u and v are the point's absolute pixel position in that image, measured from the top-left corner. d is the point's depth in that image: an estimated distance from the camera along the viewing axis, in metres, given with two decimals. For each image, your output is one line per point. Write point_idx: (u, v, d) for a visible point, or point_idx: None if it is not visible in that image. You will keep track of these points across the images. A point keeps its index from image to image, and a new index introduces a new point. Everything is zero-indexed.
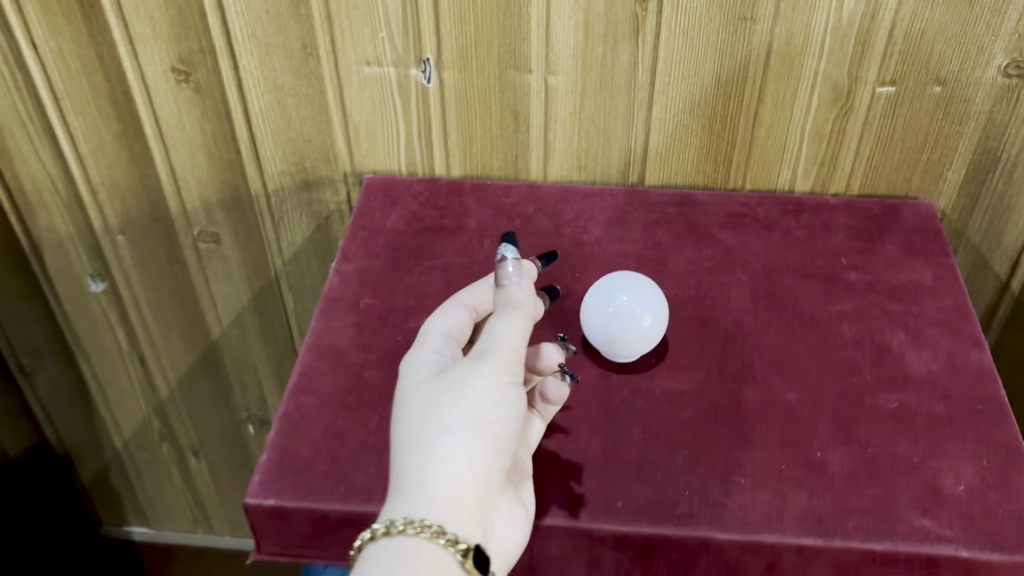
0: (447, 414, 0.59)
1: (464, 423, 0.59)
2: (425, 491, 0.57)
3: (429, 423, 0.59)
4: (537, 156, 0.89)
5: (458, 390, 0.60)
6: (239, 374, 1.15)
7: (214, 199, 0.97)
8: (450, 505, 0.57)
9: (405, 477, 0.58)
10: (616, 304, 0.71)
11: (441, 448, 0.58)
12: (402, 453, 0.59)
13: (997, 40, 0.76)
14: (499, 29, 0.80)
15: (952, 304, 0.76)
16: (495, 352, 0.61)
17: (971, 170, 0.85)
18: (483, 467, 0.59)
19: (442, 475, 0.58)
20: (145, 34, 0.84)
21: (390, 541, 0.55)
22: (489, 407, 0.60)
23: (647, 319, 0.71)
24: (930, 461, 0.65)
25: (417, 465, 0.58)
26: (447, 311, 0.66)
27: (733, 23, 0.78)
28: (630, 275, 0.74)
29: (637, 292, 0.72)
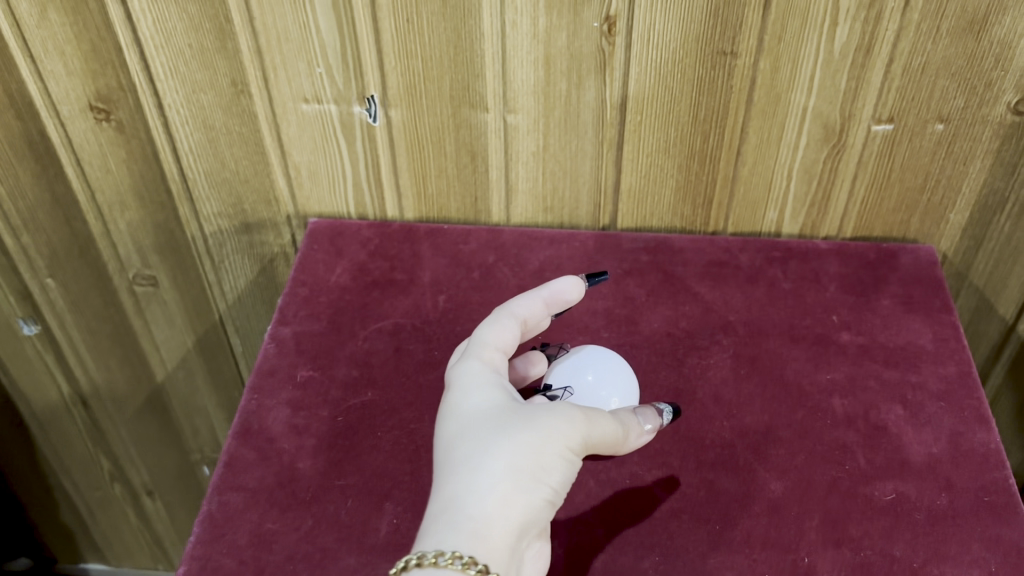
0: (520, 450, 0.50)
1: (531, 469, 0.50)
2: (484, 528, 0.48)
3: (500, 456, 0.50)
4: (498, 199, 0.81)
5: (536, 431, 0.51)
6: (188, 415, 1.09)
7: (148, 243, 0.88)
8: (498, 546, 0.48)
9: (460, 504, 0.49)
10: (581, 383, 0.63)
11: (509, 485, 0.49)
12: (459, 478, 0.50)
13: (1007, 75, 0.68)
14: (449, 65, 0.71)
15: (954, 371, 0.69)
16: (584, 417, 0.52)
17: (975, 211, 0.77)
18: (538, 519, 0.50)
19: (496, 512, 0.49)
20: (57, 71, 0.74)
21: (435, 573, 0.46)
22: (564, 465, 0.51)
23: (615, 402, 0.62)
24: (931, 567, 0.58)
25: (472, 492, 0.49)
26: (498, 322, 0.58)
27: (711, 58, 0.69)
28: (591, 351, 0.66)
29: (602, 371, 0.64)
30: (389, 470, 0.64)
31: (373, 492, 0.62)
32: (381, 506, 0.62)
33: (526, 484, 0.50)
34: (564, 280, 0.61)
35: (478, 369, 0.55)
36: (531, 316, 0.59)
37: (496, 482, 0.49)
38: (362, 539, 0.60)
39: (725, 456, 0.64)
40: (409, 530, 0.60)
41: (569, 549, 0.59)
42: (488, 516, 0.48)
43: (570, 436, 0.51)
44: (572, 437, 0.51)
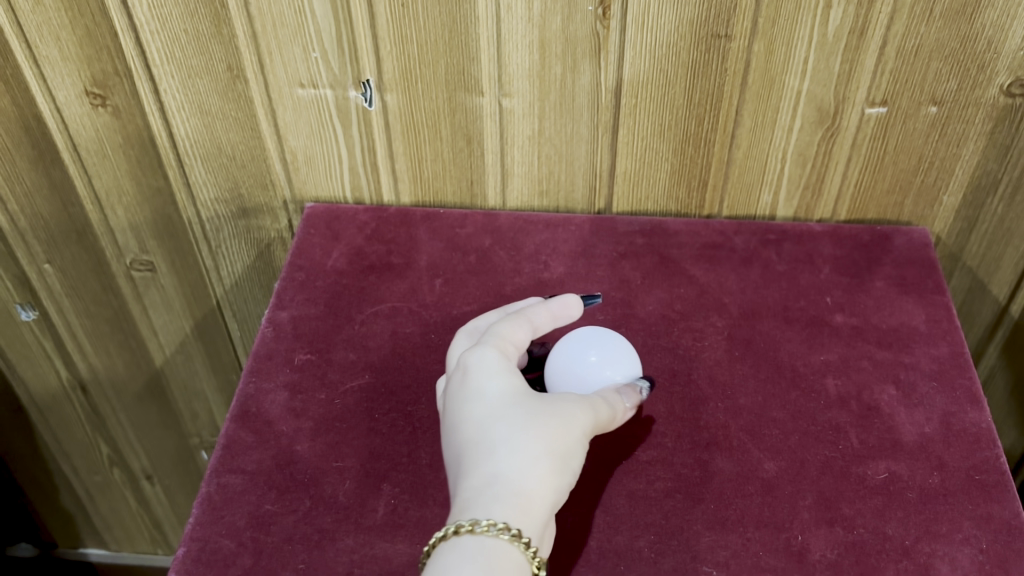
0: (551, 435, 0.52)
1: (561, 453, 0.52)
2: (525, 504, 0.50)
3: (533, 438, 0.52)
4: (494, 182, 0.81)
5: (561, 419, 0.53)
6: (187, 400, 1.09)
7: (145, 228, 0.89)
8: (537, 521, 0.50)
9: (501, 480, 0.50)
10: (583, 365, 0.62)
11: (543, 465, 0.51)
12: (496, 456, 0.51)
13: (1000, 57, 0.68)
14: (444, 49, 0.71)
15: (946, 352, 0.70)
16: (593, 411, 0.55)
17: (969, 193, 0.78)
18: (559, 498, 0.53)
19: (535, 491, 0.50)
20: (52, 56, 0.74)
21: (486, 540, 0.48)
22: (580, 450, 0.54)
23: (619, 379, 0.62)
24: (923, 545, 0.58)
25: (513, 470, 0.50)
26: (514, 322, 0.59)
27: (706, 41, 0.69)
28: (595, 331, 0.65)
29: (606, 352, 0.63)
30: (386, 452, 0.64)
31: (371, 473, 0.63)
32: (379, 487, 0.62)
33: (557, 466, 0.52)
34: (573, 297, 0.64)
35: (495, 357, 0.56)
36: (543, 324, 0.61)
37: (534, 462, 0.51)
38: (359, 520, 0.60)
39: (720, 436, 0.65)
40: (407, 510, 0.61)
41: (565, 528, 0.60)
42: (528, 492, 0.50)
43: (584, 425, 0.54)
44: (585, 425, 0.54)
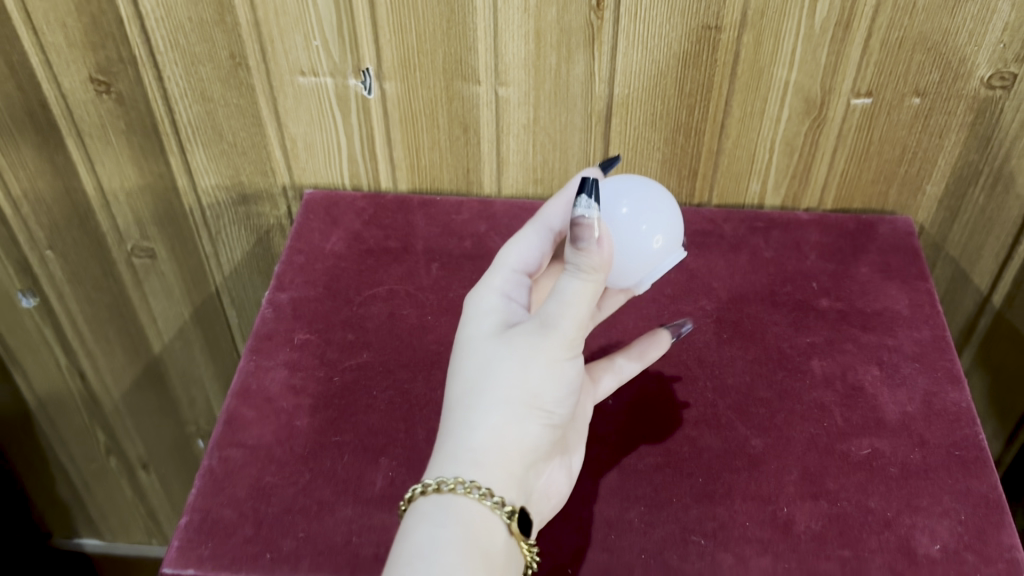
0: (502, 382, 0.53)
1: (516, 399, 0.53)
2: (484, 460, 0.52)
3: (491, 387, 0.53)
4: (490, 170, 0.83)
5: (515, 359, 0.53)
6: (185, 387, 1.10)
7: (147, 215, 0.90)
8: (496, 470, 0.53)
9: (458, 435, 0.53)
10: (614, 217, 0.55)
11: (496, 416, 0.53)
12: (462, 411, 0.54)
13: (981, 50, 0.70)
14: (442, 37, 0.73)
15: (929, 336, 0.72)
16: (559, 327, 0.52)
17: (951, 183, 0.80)
18: (535, 441, 0.54)
19: (489, 444, 0.53)
20: (58, 43, 0.76)
21: (441, 498, 0.51)
22: (551, 383, 0.54)
23: (658, 241, 0.55)
24: (903, 517, 0.60)
25: (465, 427, 0.53)
26: (520, 239, 0.61)
27: (696, 32, 0.71)
28: (611, 178, 0.57)
29: (637, 197, 0.55)
30: (383, 428, 0.66)
31: (369, 448, 0.65)
32: (377, 460, 0.64)
33: (511, 413, 0.53)
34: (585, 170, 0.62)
35: (487, 293, 0.58)
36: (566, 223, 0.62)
37: (485, 416, 0.53)
38: (357, 492, 0.62)
39: (708, 414, 0.67)
40: (405, 482, 0.63)
41: None
42: (479, 446, 0.53)
43: (548, 352, 0.53)
44: (551, 351, 0.53)
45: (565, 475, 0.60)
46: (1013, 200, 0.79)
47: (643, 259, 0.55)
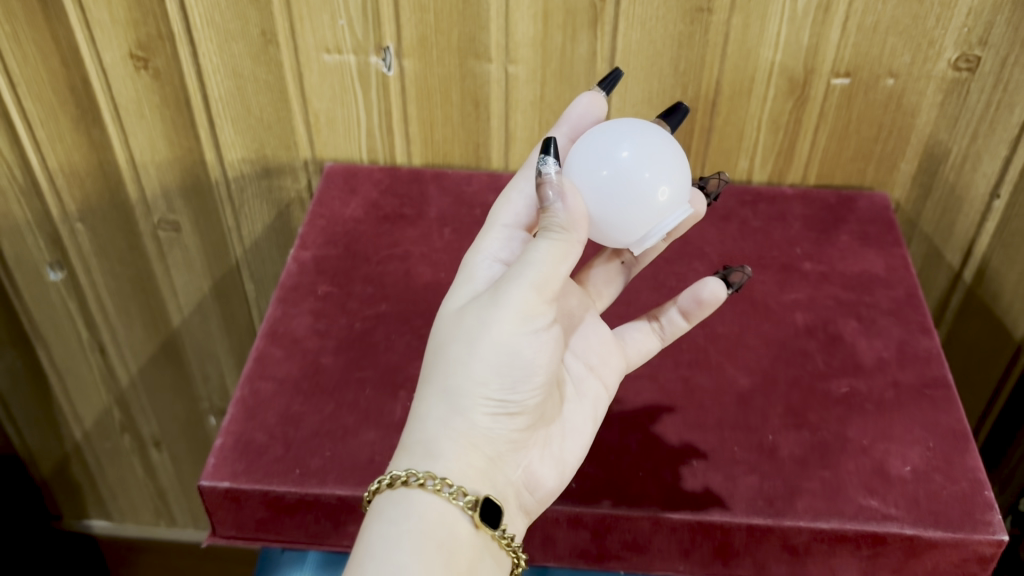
0: (453, 373, 0.59)
1: (466, 388, 0.58)
2: (436, 449, 0.58)
3: (445, 372, 0.59)
4: (498, 145, 0.90)
5: (463, 348, 0.58)
6: (201, 363, 1.15)
7: (174, 187, 0.96)
8: (449, 461, 0.58)
9: (418, 427, 0.59)
10: (615, 162, 0.59)
11: (445, 407, 0.59)
12: (425, 399, 0.60)
13: (947, 33, 0.78)
14: (458, 17, 0.80)
15: (902, 294, 0.78)
16: (503, 311, 0.57)
17: (923, 160, 0.87)
18: (490, 427, 0.59)
19: (442, 436, 0.58)
20: (103, 20, 0.83)
21: (395, 493, 0.57)
22: (502, 367, 0.58)
23: (662, 193, 0.59)
24: (878, 445, 0.66)
25: (423, 420, 0.59)
26: (508, 197, 0.65)
27: (690, 14, 0.78)
28: (614, 123, 0.61)
29: (639, 143, 0.59)
30: (402, 366, 0.71)
31: (389, 383, 0.70)
32: (396, 393, 0.69)
33: (459, 402, 0.58)
34: (585, 95, 0.65)
35: (469, 264, 0.64)
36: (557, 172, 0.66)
37: (437, 409, 0.59)
38: (378, 419, 0.68)
39: (699, 357, 0.73)
40: None
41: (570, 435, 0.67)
42: (432, 438, 0.58)
43: (493, 333, 0.57)
44: (496, 331, 0.57)
45: (556, 468, 0.62)
46: (980, 176, 0.86)
47: (644, 211, 0.59)
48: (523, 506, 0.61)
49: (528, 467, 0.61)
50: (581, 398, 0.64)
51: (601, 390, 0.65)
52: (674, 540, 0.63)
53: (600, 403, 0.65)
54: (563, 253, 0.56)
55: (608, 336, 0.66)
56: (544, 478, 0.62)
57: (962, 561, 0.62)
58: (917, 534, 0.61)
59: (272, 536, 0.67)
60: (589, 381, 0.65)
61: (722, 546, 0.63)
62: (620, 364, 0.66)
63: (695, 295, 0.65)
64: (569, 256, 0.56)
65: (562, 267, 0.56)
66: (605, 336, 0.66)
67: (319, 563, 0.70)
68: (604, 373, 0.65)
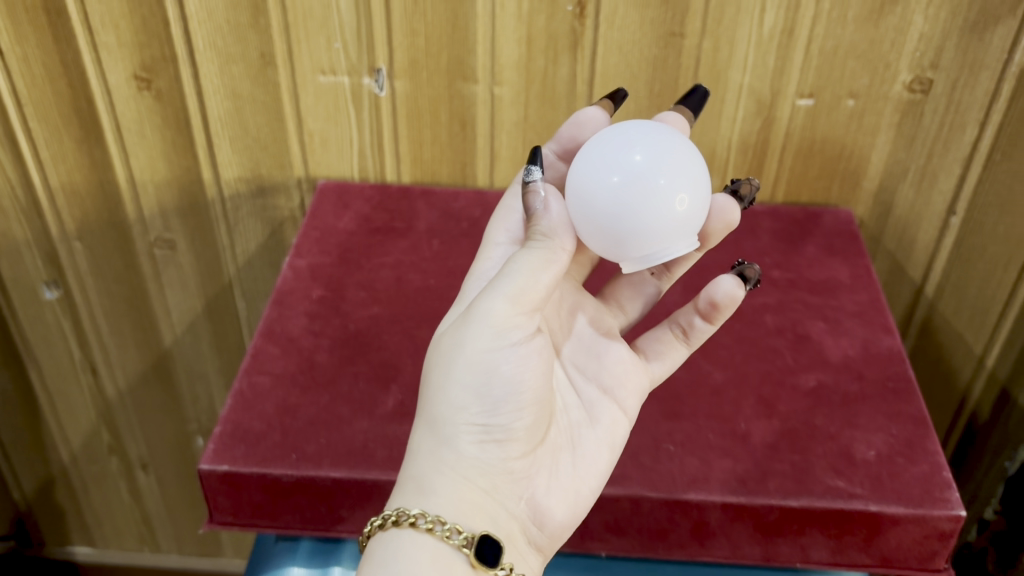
0: (436, 403, 0.61)
1: (448, 415, 0.60)
2: (428, 484, 0.59)
3: (428, 402, 0.61)
4: (483, 164, 0.95)
5: (443, 377, 0.60)
6: (190, 383, 1.18)
7: (171, 206, 1.00)
8: (442, 496, 0.59)
9: (409, 462, 0.61)
10: (627, 167, 0.58)
11: (433, 440, 0.61)
12: (416, 434, 0.62)
13: (902, 57, 0.84)
14: (447, 40, 0.86)
15: (866, 298, 0.83)
16: (478, 330, 0.59)
17: (884, 178, 0.92)
18: (478, 455, 0.61)
19: (434, 472, 0.60)
20: (110, 42, 0.87)
21: (387, 535, 0.58)
22: (483, 390, 0.60)
23: (680, 200, 0.59)
24: (844, 431, 0.70)
25: (415, 454, 0.61)
26: (503, 214, 0.69)
27: (663, 39, 0.84)
28: (625, 129, 0.61)
29: (653, 147, 0.59)
30: (393, 362, 0.75)
31: (382, 377, 0.74)
32: (388, 386, 0.73)
33: (444, 431, 0.60)
34: (590, 112, 0.69)
35: (465, 293, 0.67)
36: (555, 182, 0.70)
37: (427, 445, 0.61)
38: (371, 410, 0.71)
39: None
40: (413, 402, 0.71)
41: None
42: (423, 474, 0.60)
43: (469, 354, 0.60)
44: (473, 352, 0.60)
45: (561, 499, 0.64)
46: (938, 193, 0.92)
47: (662, 219, 0.59)
48: (533, 542, 0.63)
49: (531, 499, 0.63)
50: (594, 424, 0.67)
51: (619, 414, 0.67)
52: (653, 520, 0.67)
53: (616, 429, 0.67)
54: (544, 259, 0.57)
55: (627, 358, 0.69)
56: (548, 511, 0.63)
57: (924, 537, 0.66)
58: (881, 510, 0.64)
59: (267, 523, 0.70)
60: (601, 405, 0.67)
61: (698, 526, 0.67)
62: (642, 384, 0.69)
63: (711, 296, 0.66)
64: (552, 264, 0.58)
65: (543, 276, 0.58)
66: (624, 356, 0.68)
67: (312, 549, 0.72)
68: (620, 395, 0.68)
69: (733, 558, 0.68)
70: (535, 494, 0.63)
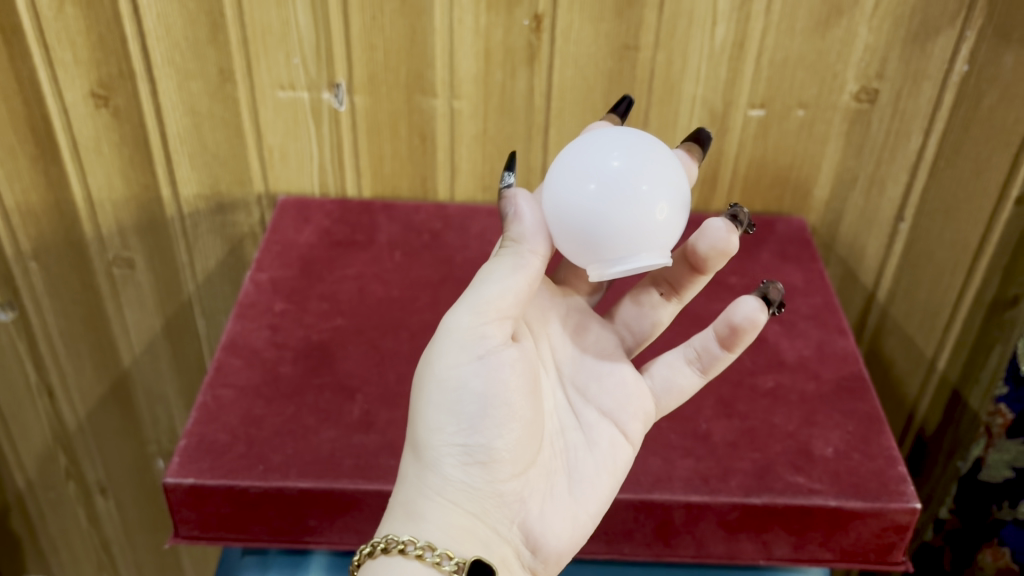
0: (417, 428, 0.60)
1: (427, 436, 0.60)
2: (416, 511, 0.59)
3: (412, 428, 0.61)
4: (444, 177, 0.96)
5: (421, 402, 0.60)
6: (149, 404, 1.17)
7: (130, 224, 0.99)
8: (429, 523, 0.59)
9: (400, 488, 0.61)
10: (604, 171, 0.56)
11: (418, 464, 0.60)
12: (405, 460, 0.62)
13: (849, 68, 0.87)
14: (406, 55, 0.87)
15: (820, 301, 0.85)
16: (452, 352, 0.59)
17: (835, 186, 0.95)
18: (463, 478, 0.60)
19: (421, 498, 0.60)
20: (66, 60, 0.87)
21: (376, 561, 0.58)
22: (457, 411, 0.59)
23: (661, 208, 0.56)
24: (802, 429, 0.72)
25: (405, 481, 0.61)
26: None
27: (618, 52, 0.86)
28: (601, 132, 0.59)
29: (630, 151, 0.57)
30: (356, 372, 0.75)
31: (346, 388, 0.74)
32: (353, 397, 0.73)
33: (427, 454, 0.60)
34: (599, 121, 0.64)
35: None
36: None
37: (414, 471, 0.61)
38: (337, 419, 0.71)
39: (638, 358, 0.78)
40: (378, 411, 0.72)
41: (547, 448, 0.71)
42: (411, 500, 0.60)
43: (440, 376, 0.59)
44: (444, 372, 0.59)
45: (552, 521, 0.63)
46: (887, 201, 0.95)
47: (643, 228, 0.56)
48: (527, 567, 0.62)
49: (523, 522, 0.62)
50: (591, 447, 0.65)
51: (619, 437, 0.65)
52: (619, 521, 0.68)
53: (616, 452, 0.65)
54: (510, 263, 0.57)
55: (631, 380, 0.66)
56: (542, 534, 0.63)
57: (882, 530, 0.67)
58: (840, 505, 0.66)
59: (234, 536, 0.69)
60: (599, 427, 0.65)
61: (663, 525, 0.68)
62: (648, 409, 0.66)
63: (734, 322, 0.62)
64: (522, 270, 0.57)
65: (511, 286, 0.57)
66: (626, 378, 0.66)
67: (279, 562, 0.72)
68: (621, 416, 0.65)
69: (698, 557, 0.69)
70: (529, 518, 0.63)
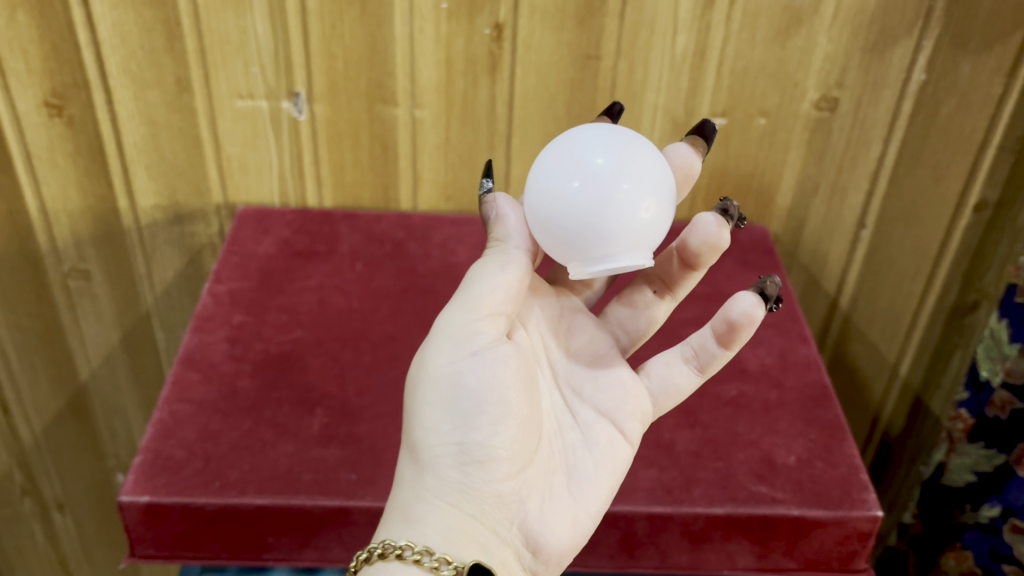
0: (413, 429, 0.59)
1: (423, 436, 0.59)
2: (412, 514, 0.57)
3: (408, 431, 0.60)
4: (406, 187, 0.95)
5: (415, 403, 0.59)
6: (108, 418, 1.14)
7: (86, 235, 0.97)
8: (427, 525, 0.57)
9: (397, 494, 0.60)
10: (587, 169, 0.55)
11: (415, 467, 0.59)
12: (401, 466, 0.61)
13: (809, 77, 0.87)
14: (366, 64, 0.86)
15: (783, 308, 0.85)
16: (446, 348, 0.59)
17: (797, 194, 0.95)
18: (461, 477, 0.58)
19: (420, 501, 0.58)
20: (18, 68, 0.85)
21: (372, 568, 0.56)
22: (453, 408, 0.58)
23: (644, 206, 0.55)
24: (765, 438, 0.72)
25: (402, 485, 0.60)
26: None
27: (579, 61, 0.86)
28: (585, 129, 0.58)
29: (612, 149, 0.56)
30: (316, 385, 0.74)
31: (305, 401, 0.73)
32: (312, 410, 0.72)
33: (424, 454, 0.59)
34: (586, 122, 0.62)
35: None
36: None
37: (412, 474, 0.59)
38: (296, 433, 0.70)
39: None
40: (338, 425, 0.71)
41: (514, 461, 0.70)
42: (409, 502, 0.58)
43: (433, 373, 0.58)
44: (438, 368, 0.59)
45: (552, 522, 0.61)
46: (848, 208, 0.95)
47: (627, 226, 0.55)
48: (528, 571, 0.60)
49: (522, 523, 0.61)
50: (588, 446, 0.64)
51: (616, 435, 0.64)
52: None
53: (614, 450, 0.63)
54: (498, 261, 0.58)
55: (627, 380, 0.65)
56: (543, 535, 0.61)
57: (844, 538, 0.67)
58: (803, 513, 0.66)
59: (190, 554, 0.68)
60: (597, 427, 0.64)
61: (627, 536, 0.67)
62: (645, 408, 0.65)
63: (729, 317, 0.60)
64: (508, 265, 0.58)
65: (500, 280, 0.58)
66: (622, 376, 0.65)
67: None
68: (619, 415, 0.64)
69: (662, 568, 0.69)
70: (529, 519, 0.61)
